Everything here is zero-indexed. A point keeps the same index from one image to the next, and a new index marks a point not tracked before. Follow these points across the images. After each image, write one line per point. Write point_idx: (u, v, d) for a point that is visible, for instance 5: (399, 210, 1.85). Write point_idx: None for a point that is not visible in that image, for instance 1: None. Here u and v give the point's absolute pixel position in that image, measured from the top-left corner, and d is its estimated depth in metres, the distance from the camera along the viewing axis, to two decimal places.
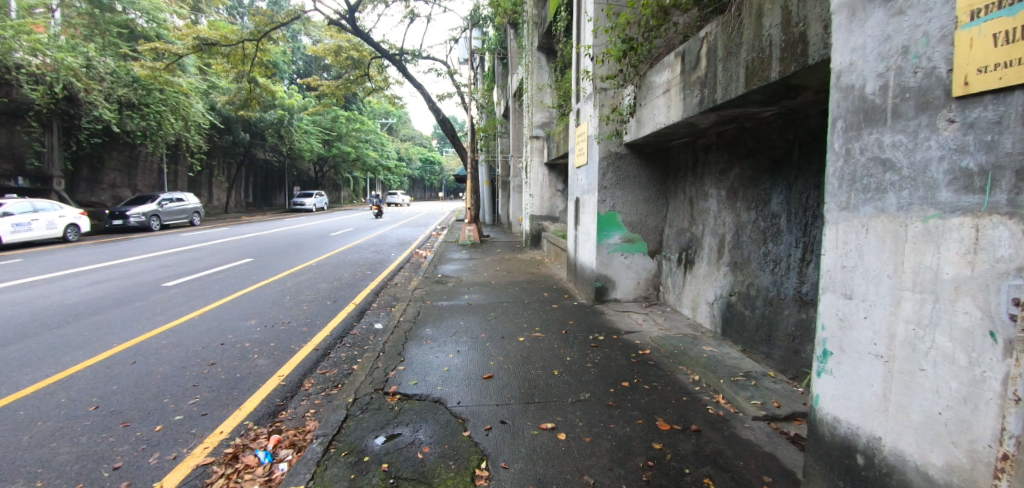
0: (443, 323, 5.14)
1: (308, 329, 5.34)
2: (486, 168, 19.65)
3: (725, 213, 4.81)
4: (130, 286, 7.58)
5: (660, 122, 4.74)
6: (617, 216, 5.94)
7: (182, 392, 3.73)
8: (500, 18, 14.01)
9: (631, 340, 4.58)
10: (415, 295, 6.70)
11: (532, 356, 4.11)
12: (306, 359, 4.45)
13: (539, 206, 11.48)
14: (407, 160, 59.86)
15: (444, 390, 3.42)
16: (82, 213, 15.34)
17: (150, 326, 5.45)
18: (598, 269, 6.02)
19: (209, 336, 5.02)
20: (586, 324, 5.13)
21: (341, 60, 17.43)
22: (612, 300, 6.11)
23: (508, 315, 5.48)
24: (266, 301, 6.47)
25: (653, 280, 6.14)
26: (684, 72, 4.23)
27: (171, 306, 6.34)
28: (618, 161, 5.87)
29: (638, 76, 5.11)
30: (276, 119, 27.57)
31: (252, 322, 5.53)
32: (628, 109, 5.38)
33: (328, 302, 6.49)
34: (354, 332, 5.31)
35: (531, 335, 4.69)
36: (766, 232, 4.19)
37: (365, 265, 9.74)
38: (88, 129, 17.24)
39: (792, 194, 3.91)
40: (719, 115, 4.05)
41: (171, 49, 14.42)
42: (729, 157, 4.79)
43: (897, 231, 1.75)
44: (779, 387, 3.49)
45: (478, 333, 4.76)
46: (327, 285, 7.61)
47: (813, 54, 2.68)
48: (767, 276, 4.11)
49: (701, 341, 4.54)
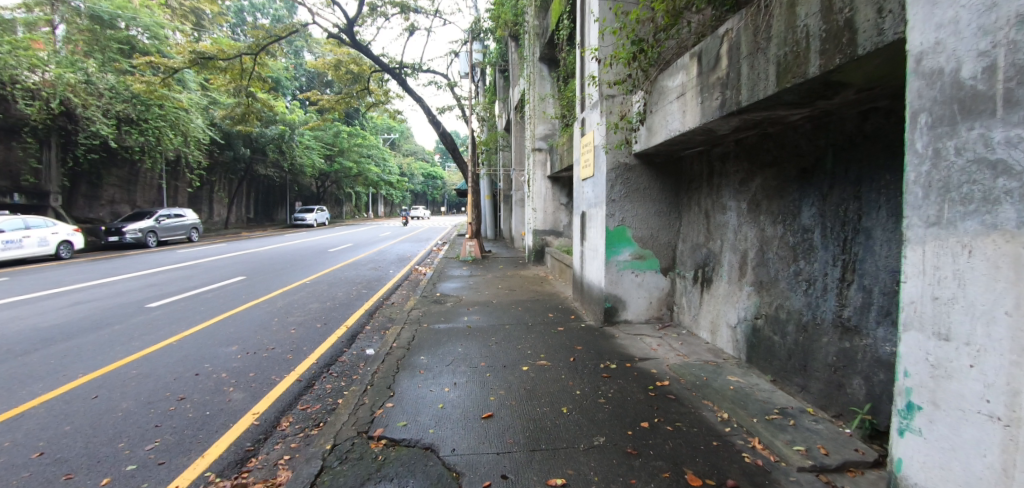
0: (439, 349, 4.71)
1: (292, 356, 4.90)
2: (489, 182, 19.44)
3: (746, 228, 4.41)
4: (114, 307, 7.21)
5: (674, 129, 4.36)
6: (627, 231, 5.53)
7: (141, 435, 3.30)
8: (500, 30, 13.83)
9: (646, 369, 4.13)
10: (411, 317, 6.27)
11: (538, 390, 3.66)
12: (286, 393, 4.01)
13: (542, 220, 11.10)
14: (410, 174, 59.90)
15: (436, 434, 2.97)
16: (77, 229, 15.04)
17: (122, 353, 5.02)
18: (607, 288, 5.58)
19: (185, 365, 4.58)
20: (596, 350, 4.68)
21: (340, 74, 17.30)
22: (622, 321, 5.66)
23: (510, 339, 5.04)
24: (252, 324, 6.05)
25: (665, 300, 5.71)
26: (700, 74, 3.86)
27: (150, 330, 5.92)
28: (627, 173, 5.49)
29: (648, 81, 4.74)
30: (276, 135, 27.46)
31: (234, 348, 5.09)
32: (637, 116, 5.01)
33: (318, 326, 6.05)
34: (342, 360, 4.87)
35: (535, 364, 4.25)
36: (796, 249, 3.77)
37: (362, 283, 9.33)
38: (85, 145, 17.08)
39: (825, 206, 3.50)
40: (741, 120, 3.68)
41: (168, 63, 14.26)
42: (749, 166, 4.40)
43: (1017, 255, 1.36)
44: (822, 429, 3.04)
45: (477, 361, 4.31)
46: (319, 305, 7.20)
47: (863, 43, 2.31)
48: (799, 298, 3.68)
49: (725, 370, 4.08)
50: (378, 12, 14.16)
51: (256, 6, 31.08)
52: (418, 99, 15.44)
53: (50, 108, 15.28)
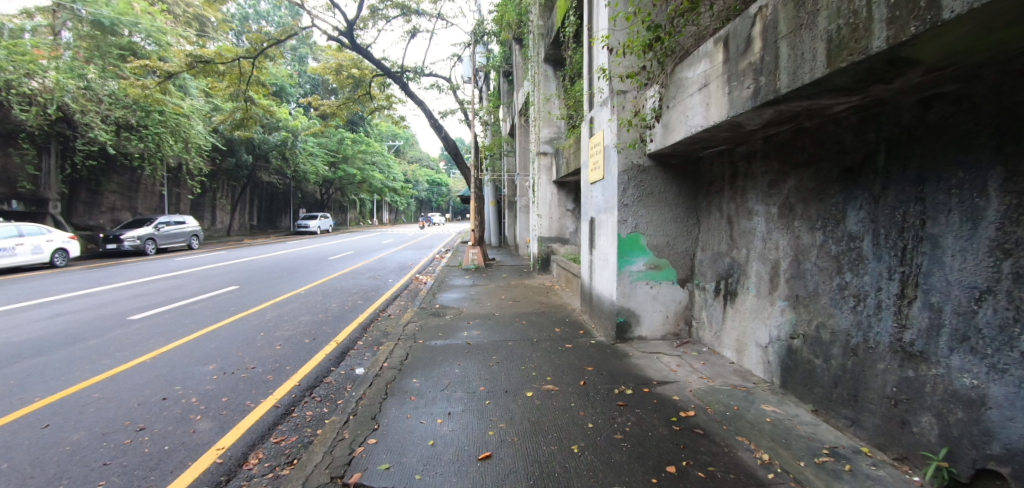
0: (434, 370, 4.23)
1: (274, 376, 4.45)
2: (493, 187, 19.09)
3: (778, 235, 3.94)
4: (93, 320, 6.79)
5: (695, 125, 3.88)
6: (641, 238, 5.06)
7: (84, 477, 2.84)
8: (505, 32, 13.47)
9: (667, 396, 3.64)
10: (407, 331, 5.81)
11: (544, 422, 3.18)
12: (259, 423, 3.55)
13: (548, 227, 10.63)
14: (415, 180, 59.76)
15: (423, 482, 2.50)
16: (73, 236, 14.78)
17: (88, 373, 4.57)
18: (619, 301, 5.09)
19: (154, 388, 4.15)
20: (609, 371, 4.18)
21: (341, 78, 16.94)
22: (635, 338, 5.16)
23: (514, 358, 4.55)
24: (236, 339, 5.62)
25: (683, 314, 5.21)
26: (727, 60, 3.42)
27: (126, 345, 5.48)
28: (641, 175, 5.01)
29: (664, 73, 4.30)
30: (280, 141, 27.05)
31: (211, 368, 4.65)
32: (652, 113, 4.56)
33: (306, 341, 5.60)
34: (327, 381, 4.41)
35: (541, 388, 3.77)
36: (841, 259, 3.31)
37: (358, 293, 8.88)
38: (83, 151, 16.99)
39: (877, 210, 3.05)
40: (776, 111, 3.22)
41: (165, 67, 13.97)
42: (781, 166, 3.93)
43: None
44: (885, 476, 2.57)
45: (476, 385, 3.83)
46: (310, 317, 6.77)
47: (949, 5, 1.87)
48: (846, 317, 3.22)
49: (758, 397, 3.59)
50: (379, 14, 13.88)
51: (260, 13, 31.10)
52: (420, 103, 15.10)
53: (47, 114, 15.02)
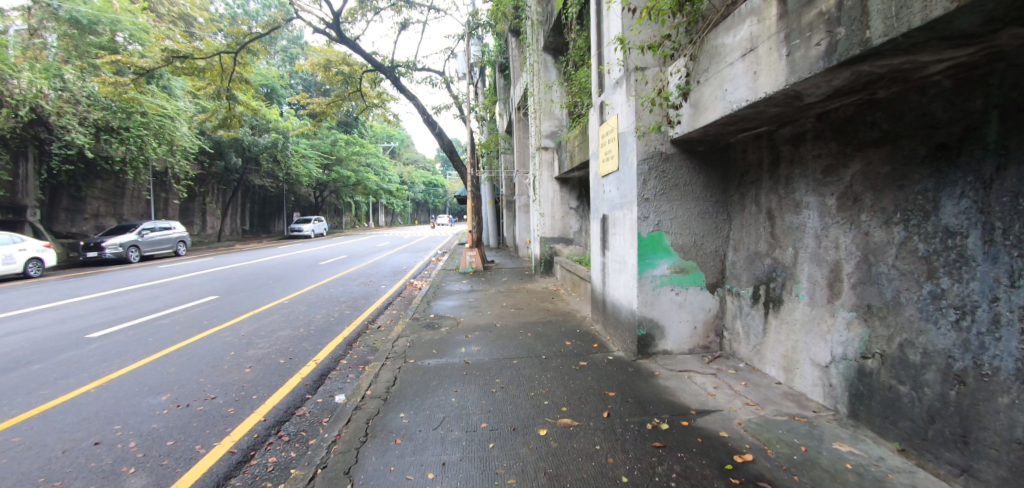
0: (427, 400, 3.54)
1: (236, 409, 3.75)
2: (491, 187, 18.34)
3: (837, 231, 3.26)
4: (47, 339, 6.03)
5: (737, 99, 3.20)
6: (665, 238, 4.38)
7: None
8: (500, 23, 12.80)
9: (714, 431, 2.95)
10: (396, 347, 5.09)
11: (565, 475, 2.50)
12: (205, 478, 2.82)
13: (550, 227, 9.92)
14: (410, 182, 58.87)
15: None
16: (48, 245, 13.94)
17: (16, 409, 3.84)
18: (641, 311, 4.38)
19: (91, 428, 3.44)
20: (637, 397, 3.49)
21: (331, 75, 16.09)
22: (660, 353, 4.45)
23: (520, 381, 3.87)
24: (201, 360, 4.92)
25: (714, 324, 4.53)
26: (785, 15, 2.76)
27: (72, 371, 4.74)
28: (663, 164, 4.33)
29: (696, 41, 3.62)
30: (269, 143, 26.03)
31: (164, 399, 3.93)
32: (679, 90, 3.88)
33: (280, 362, 4.90)
34: (300, 414, 3.71)
35: (557, 423, 3.09)
36: (934, 261, 2.64)
37: (347, 302, 8.14)
38: (60, 155, 16.20)
39: (988, 197, 2.38)
40: (852, 74, 2.55)
41: (137, 63, 13.12)
42: (840, 148, 3.25)
43: None
44: None
45: (476, 422, 3.13)
46: (290, 332, 6.06)
47: None
48: (944, 335, 2.55)
49: (827, 432, 2.92)
50: (368, 6, 13.17)
51: (250, 14, 30.48)
52: (413, 98, 14.36)
53: (19, 116, 14.24)
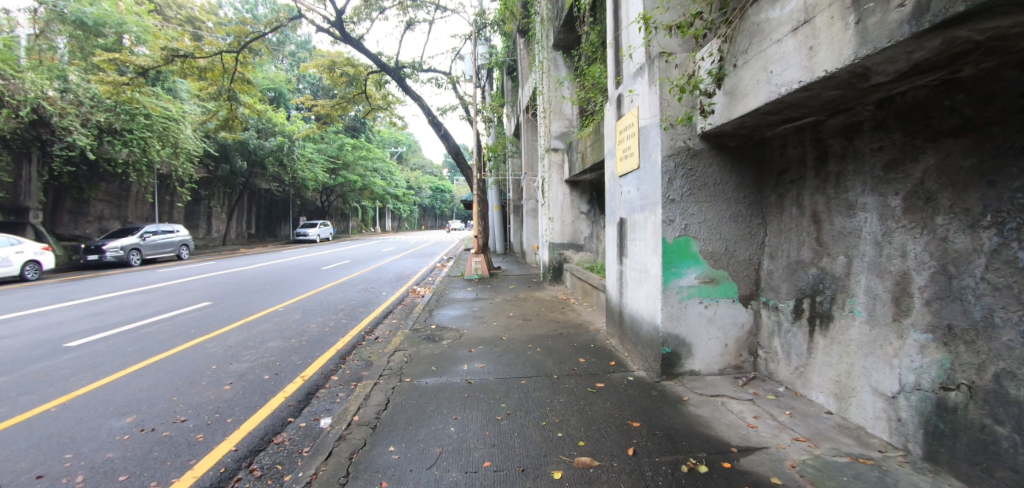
0: (421, 429, 3.06)
1: (205, 436, 3.29)
2: (497, 191, 17.88)
3: (905, 237, 2.75)
4: (22, 348, 5.63)
5: (787, 81, 2.73)
6: (693, 244, 3.89)
7: None
8: (509, 23, 12.41)
9: (764, 478, 2.44)
10: (393, 363, 4.63)
11: None
12: None
13: (560, 232, 9.43)
14: (416, 187, 58.61)
15: None
16: (46, 247, 13.68)
17: None
18: (666, 326, 3.88)
19: (35, 459, 2.99)
20: (666, 430, 2.99)
21: (336, 76, 15.70)
22: (686, 374, 3.96)
23: (528, 406, 3.40)
24: (180, 375, 4.48)
25: (747, 341, 4.03)
26: None
27: (38, 386, 4.32)
28: (692, 160, 3.85)
29: (735, 18, 3.16)
30: (276, 147, 25.78)
31: (128, 423, 3.49)
32: (713, 76, 3.42)
33: (265, 377, 4.47)
34: (276, 442, 3.24)
35: (572, 465, 2.59)
36: None
37: (344, 310, 7.71)
38: (63, 156, 15.94)
39: None
40: (943, 43, 2.07)
41: (136, 62, 12.83)
42: (906, 139, 2.76)
43: None
44: None
45: (477, 460, 2.66)
46: (281, 343, 5.62)
47: None
48: None
49: (903, 480, 2.41)
50: (374, 5, 12.86)
51: (258, 17, 30.44)
52: (419, 99, 13.96)
53: (20, 117, 13.92)
